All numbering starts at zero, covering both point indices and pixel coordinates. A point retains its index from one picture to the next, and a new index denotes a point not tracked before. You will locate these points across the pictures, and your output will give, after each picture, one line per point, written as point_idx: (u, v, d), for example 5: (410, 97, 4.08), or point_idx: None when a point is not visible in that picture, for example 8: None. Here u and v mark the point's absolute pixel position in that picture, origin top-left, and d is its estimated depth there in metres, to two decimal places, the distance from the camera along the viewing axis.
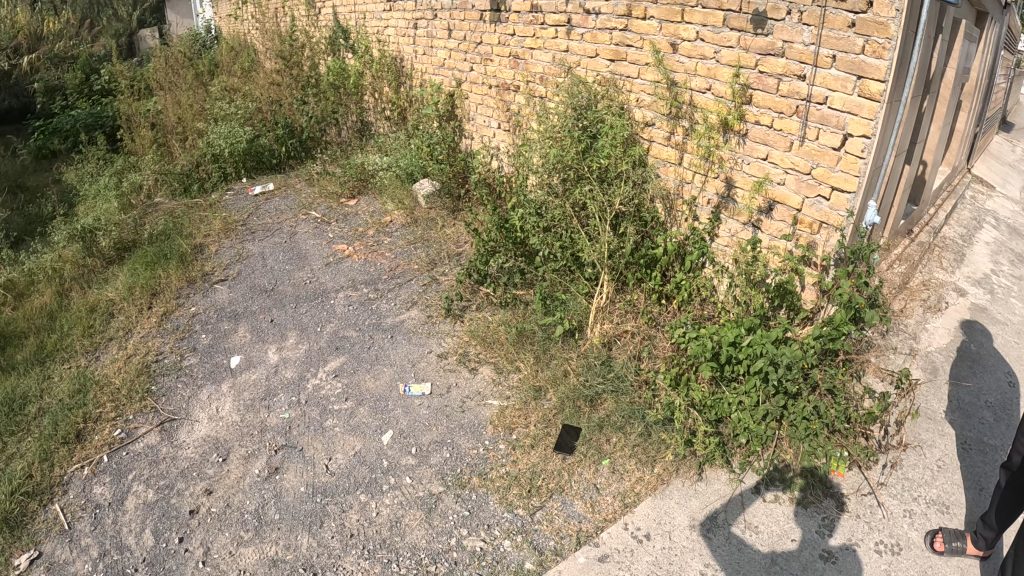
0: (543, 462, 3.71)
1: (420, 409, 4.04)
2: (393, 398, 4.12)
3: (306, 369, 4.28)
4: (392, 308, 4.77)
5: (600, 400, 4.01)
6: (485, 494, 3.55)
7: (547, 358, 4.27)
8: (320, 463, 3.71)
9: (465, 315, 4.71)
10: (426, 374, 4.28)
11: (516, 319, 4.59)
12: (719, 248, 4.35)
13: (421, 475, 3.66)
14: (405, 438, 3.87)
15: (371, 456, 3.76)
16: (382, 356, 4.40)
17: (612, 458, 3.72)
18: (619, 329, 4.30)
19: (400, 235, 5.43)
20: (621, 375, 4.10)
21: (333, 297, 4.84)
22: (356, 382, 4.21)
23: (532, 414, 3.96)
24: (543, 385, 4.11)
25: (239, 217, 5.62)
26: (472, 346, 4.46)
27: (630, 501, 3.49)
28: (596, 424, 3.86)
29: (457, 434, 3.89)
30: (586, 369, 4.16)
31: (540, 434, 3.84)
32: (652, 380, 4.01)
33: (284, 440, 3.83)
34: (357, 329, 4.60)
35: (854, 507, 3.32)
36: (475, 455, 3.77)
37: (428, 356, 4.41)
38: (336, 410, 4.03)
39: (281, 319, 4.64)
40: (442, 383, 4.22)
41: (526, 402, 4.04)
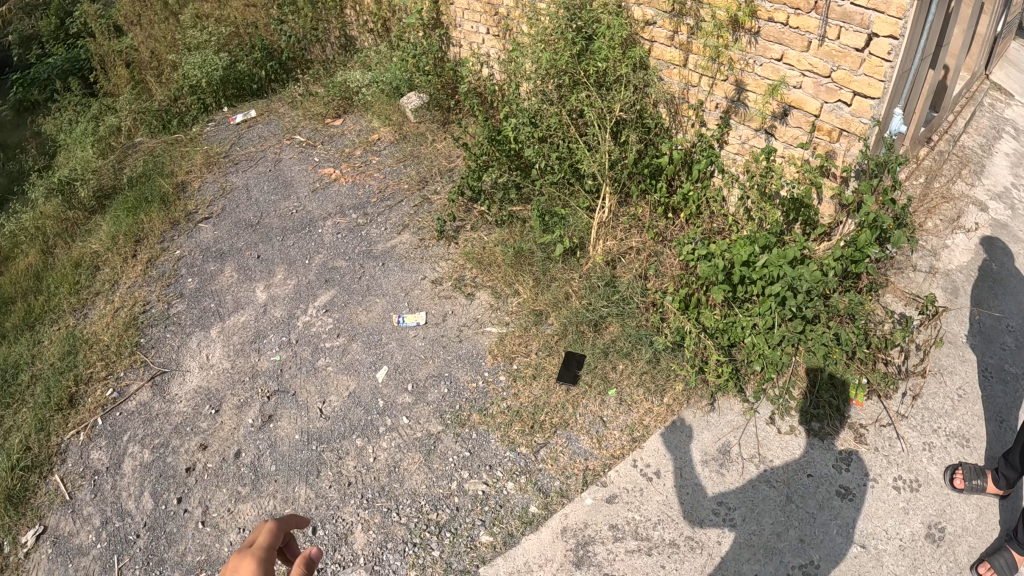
0: (546, 395, 3.52)
1: (415, 341, 3.87)
2: (389, 333, 3.93)
3: (296, 307, 4.09)
4: (383, 234, 4.50)
5: (605, 324, 3.78)
6: (486, 432, 3.41)
7: (548, 281, 4.03)
8: (315, 408, 3.59)
9: (461, 236, 4.44)
10: (421, 303, 4.08)
11: (514, 238, 4.31)
12: (729, 156, 4.01)
13: (420, 413, 3.53)
14: (401, 372, 3.73)
15: (366, 396, 3.63)
16: (374, 286, 4.19)
17: (616, 386, 3.52)
18: (621, 249, 4.04)
19: (389, 152, 5.08)
20: (626, 295, 3.84)
21: (321, 226, 4.57)
22: (348, 318, 4.03)
23: (533, 343, 3.76)
24: (546, 310, 3.89)
25: (222, 147, 5.24)
26: (467, 270, 4.22)
27: (640, 434, 3.34)
28: (601, 351, 3.64)
29: (454, 367, 3.72)
30: (589, 291, 3.90)
31: (542, 362, 3.65)
32: (657, 301, 3.75)
33: (276, 384, 3.71)
34: (347, 259, 4.36)
35: (872, 439, 3.24)
36: (475, 390, 3.60)
37: (422, 283, 4.19)
38: (328, 347, 3.87)
39: (267, 254, 4.42)
40: (437, 313, 4.01)
41: (528, 326, 3.84)
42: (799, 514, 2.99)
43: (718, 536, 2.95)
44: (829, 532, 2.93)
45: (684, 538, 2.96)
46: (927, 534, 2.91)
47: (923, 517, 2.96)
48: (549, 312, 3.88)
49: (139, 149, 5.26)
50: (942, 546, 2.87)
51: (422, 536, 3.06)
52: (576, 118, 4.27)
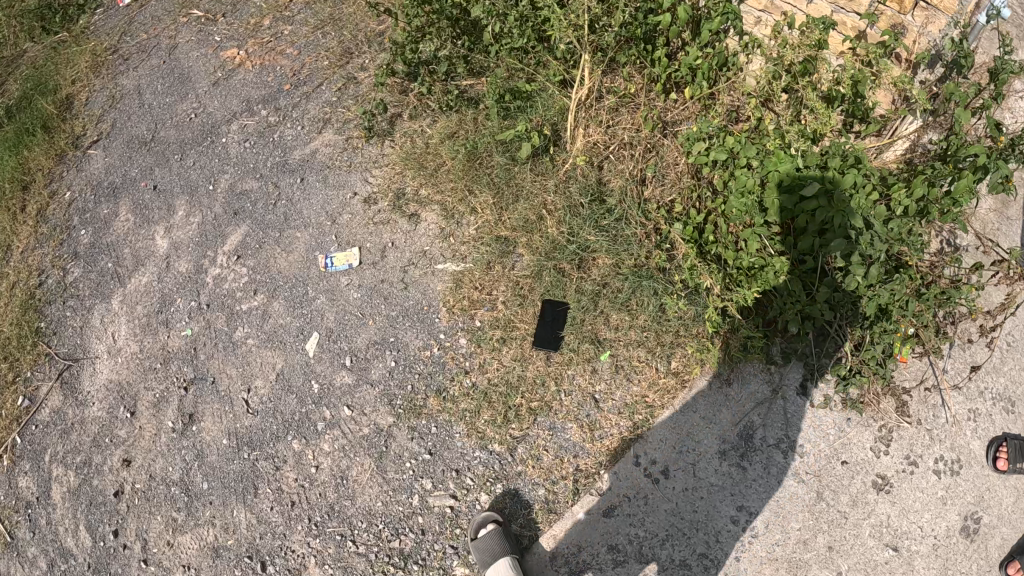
0: (521, 367, 2.75)
1: (350, 292, 3.02)
2: (324, 284, 3.06)
3: (203, 255, 3.20)
4: (299, 137, 3.42)
5: (590, 258, 2.89)
6: (449, 424, 2.72)
7: (518, 201, 3.05)
8: (240, 399, 2.88)
9: (399, 131, 3.38)
10: (352, 236, 3.14)
11: (457, 128, 3.28)
12: (750, 13, 2.84)
13: (364, 398, 2.81)
14: (333, 340, 2.93)
15: (296, 380, 2.88)
16: (294, 218, 3.22)
17: (610, 345, 2.76)
18: (606, 141, 3.05)
19: (299, 16, 3.86)
20: (618, 213, 2.91)
21: (226, 133, 3.49)
22: (262, 267, 3.13)
23: (502, 291, 2.91)
24: (508, 238, 3.00)
25: (109, 40, 4.04)
26: (404, 173, 3.23)
27: (643, 417, 2.68)
28: (587, 300, 2.81)
29: (402, 323, 2.93)
30: (576, 217, 2.94)
31: (512, 318, 2.84)
32: (662, 218, 2.85)
33: (192, 369, 2.96)
34: (258, 177, 3.35)
35: (915, 408, 2.72)
36: (426, 356, 2.84)
37: (353, 205, 3.21)
38: (246, 312, 3.04)
39: (165, 181, 3.42)
40: (374, 250, 3.10)
41: (491, 264, 2.97)
42: (829, 516, 2.57)
43: (736, 551, 2.54)
44: (861, 534, 2.55)
45: (698, 556, 2.54)
46: (963, 528, 2.58)
47: (961, 507, 2.60)
48: (518, 238, 2.99)
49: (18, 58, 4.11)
50: (975, 541, 2.57)
51: (385, 571, 2.58)
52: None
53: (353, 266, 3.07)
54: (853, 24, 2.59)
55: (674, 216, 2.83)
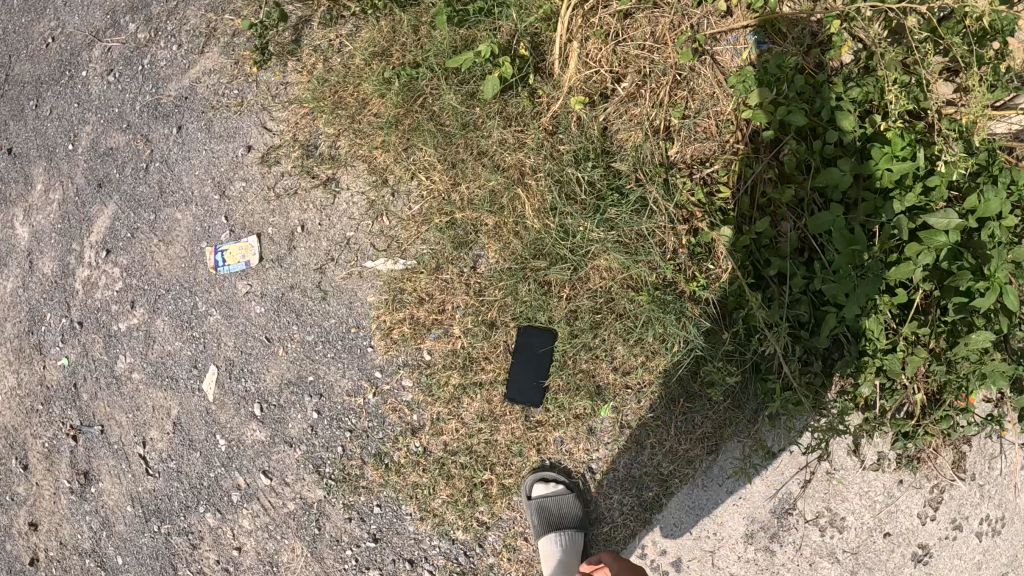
0: (489, 433, 2.02)
1: (251, 304, 2.17)
2: (221, 293, 2.22)
3: (68, 248, 2.38)
4: (175, 61, 2.30)
5: (592, 263, 1.92)
6: (396, 500, 2.08)
7: (482, 170, 1.93)
8: (137, 454, 2.27)
9: (305, 45, 2.10)
10: (247, 214, 2.14)
11: (391, 45, 2.00)
12: None
13: (283, 462, 2.15)
14: (234, 378, 2.19)
15: (197, 433, 2.22)
16: (172, 188, 2.29)
17: (608, 395, 1.98)
18: (614, 65, 1.95)
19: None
20: (634, 194, 1.90)
21: (86, 63, 2.45)
22: (137, 265, 2.31)
23: (453, 310, 1.99)
24: (462, 221, 1.95)
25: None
26: (314, 117, 2.04)
27: (656, 495, 2.01)
28: (578, 330, 1.95)
29: (321, 352, 2.10)
30: (575, 202, 1.91)
31: (478, 353, 1.99)
32: (704, 202, 1.88)
33: (76, 413, 2.33)
34: (124, 127, 2.37)
35: (972, 459, 2.02)
36: (360, 409, 2.09)
37: (248, 166, 2.14)
38: (124, 333, 2.30)
39: (21, 146, 2.50)
40: (278, 240, 2.10)
41: (442, 264, 1.98)
42: None
43: None
44: None
45: None
46: None
47: (994, 573, 2.05)
48: (481, 223, 1.96)
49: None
50: None
51: None
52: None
53: (250, 266, 2.15)
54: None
55: (715, 203, 1.88)
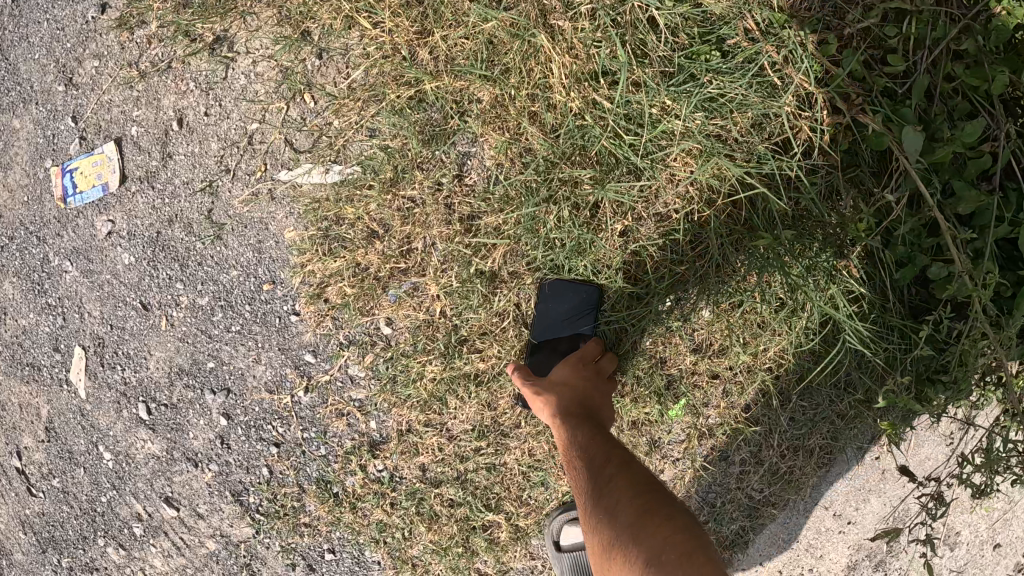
0: (494, 454, 1.25)
1: (118, 252, 1.33)
2: (76, 237, 1.37)
3: None
4: None
5: (668, 169, 1.09)
6: (356, 545, 1.31)
7: (468, 7, 1.09)
8: (13, 468, 1.45)
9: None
10: (103, 107, 1.33)
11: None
12: None
13: (190, 487, 1.36)
14: (107, 366, 1.37)
15: (76, 442, 1.41)
16: (7, 83, 1.38)
17: (682, 391, 1.20)
18: None
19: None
20: (742, 56, 1.04)
21: None
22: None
23: (424, 250, 1.18)
24: (435, 95, 1.13)
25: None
26: None
27: (741, 529, 1.27)
28: (642, 283, 1.14)
29: (221, 326, 1.28)
30: (647, 62, 1.06)
31: (483, 324, 1.19)
32: (865, 79, 1.03)
33: None
34: None
35: None
36: (287, 412, 1.28)
37: (102, 33, 1.31)
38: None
39: None
40: (146, 146, 1.29)
41: (405, 172, 1.16)
42: None
43: None
44: None
45: None
46: None
47: None
48: (476, 97, 1.12)
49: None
50: None
51: None
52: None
53: (108, 191, 1.32)
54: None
55: (877, 81, 1.02)
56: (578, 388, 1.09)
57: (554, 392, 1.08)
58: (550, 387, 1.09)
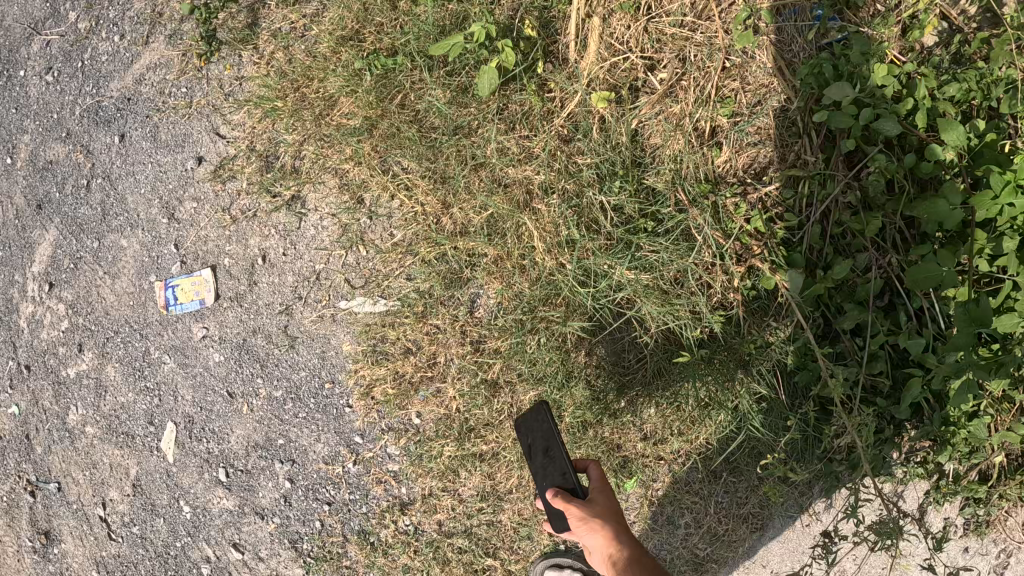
0: (492, 512, 1.62)
1: (209, 353, 1.75)
2: (175, 336, 1.79)
3: (7, 278, 1.98)
4: (118, 55, 1.92)
5: (618, 308, 1.50)
6: None
7: (478, 188, 1.50)
8: (96, 516, 1.86)
9: (263, 32, 1.69)
10: (200, 241, 1.74)
11: (360, 28, 1.56)
12: None
13: (256, 535, 1.74)
14: (194, 439, 1.77)
15: (160, 497, 1.81)
16: (116, 210, 1.89)
17: (635, 469, 1.58)
18: (642, 45, 1.51)
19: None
20: (674, 221, 1.45)
21: (20, 57, 2.05)
22: (82, 301, 1.92)
23: (445, 362, 1.58)
24: (454, 254, 1.54)
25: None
26: (273, 121, 1.63)
27: None
28: (596, 390, 1.53)
29: (291, 412, 1.68)
30: (597, 236, 1.47)
31: (485, 417, 1.57)
32: (766, 233, 1.44)
33: (31, 466, 1.91)
34: (65, 136, 1.96)
35: None
36: (338, 479, 1.67)
37: (198, 183, 1.74)
38: (74, 381, 1.89)
39: None
40: (236, 274, 1.70)
41: (432, 308, 1.57)
42: None
43: None
44: None
45: None
46: None
47: None
48: (483, 255, 1.53)
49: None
50: None
51: None
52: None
53: (204, 305, 1.74)
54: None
55: (777, 234, 1.43)
56: (606, 502, 1.23)
57: (591, 508, 1.21)
58: (586, 505, 1.21)
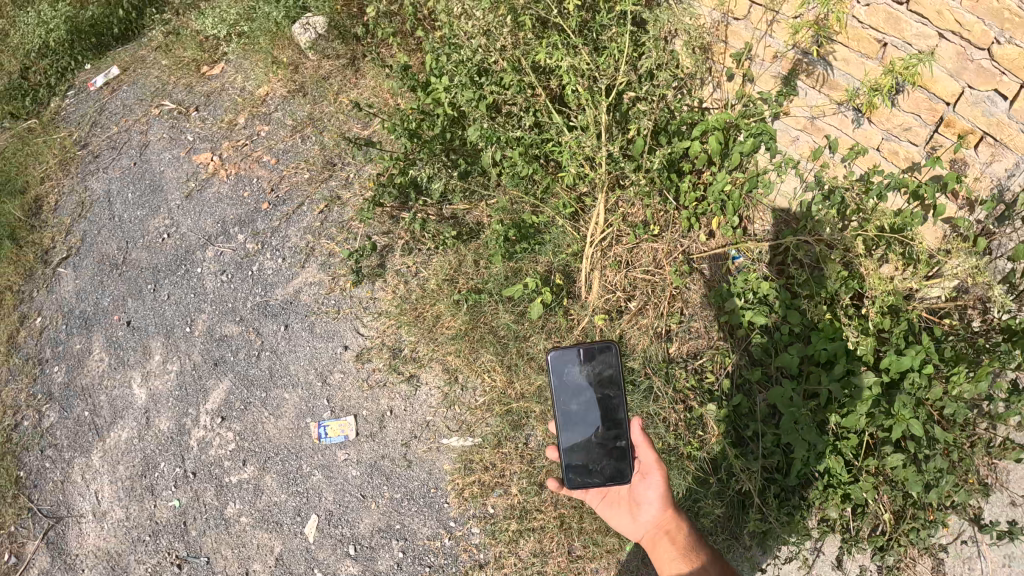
0: (539, 563, 2.37)
1: (348, 469, 2.62)
2: (323, 457, 2.65)
3: (184, 412, 2.80)
4: (281, 271, 2.92)
5: None
6: None
7: (531, 372, 2.53)
8: None
9: (389, 270, 2.78)
10: (345, 399, 2.70)
11: (456, 273, 2.66)
12: (784, 134, 2.75)
13: None
14: (332, 525, 2.55)
15: (298, 568, 2.51)
16: (281, 372, 2.78)
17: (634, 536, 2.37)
18: (625, 287, 2.63)
19: (227, 71, 3.51)
20: (642, 380, 2.49)
21: (201, 261, 3.03)
22: (250, 431, 2.72)
23: (512, 477, 2.48)
24: (522, 411, 2.53)
25: (81, 131, 3.51)
26: (399, 329, 2.68)
27: None
28: None
29: (407, 508, 2.53)
30: None
31: (533, 504, 2.44)
32: (696, 388, 2.48)
33: (184, 546, 2.60)
34: (239, 321, 2.90)
35: (950, 564, 2.26)
36: (436, 549, 2.46)
37: (345, 362, 2.73)
38: (236, 485, 2.66)
39: (139, 318, 3.01)
40: (370, 419, 2.66)
41: (502, 441, 2.53)
42: None
43: None
44: None
45: None
46: None
47: None
48: (530, 409, 2.53)
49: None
50: None
51: None
52: (559, 18, 2.45)
53: (348, 438, 2.65)
54: (908, 153, 2.41)
55: (703, 386, 2.47)
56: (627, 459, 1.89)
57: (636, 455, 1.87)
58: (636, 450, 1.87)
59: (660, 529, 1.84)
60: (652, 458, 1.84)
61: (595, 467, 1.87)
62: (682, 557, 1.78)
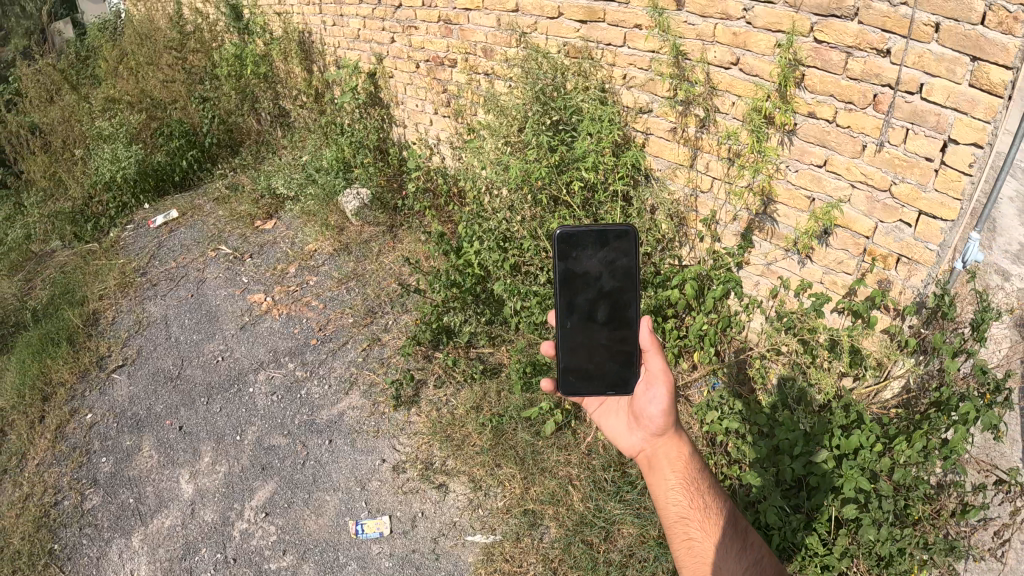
0: None
1: (381, 560, 2.80)
2: (356, 550, 2.86)
3: (229, 506, 3.08)
4: (328, 395, 3.48)
5: (617, 529, 2.75)
6: None
7: (547, 478, 2.95)
8: None
9: (423, 400, 3.38)
10: (381, 503, 3.02)
11: (482, 401, 3.27)
12: (750, 279, 3.28)
13: None
14: None
15: None
16: (323, 478, 3.15)
17: None
18: None
19: (279, 227, 4.70)
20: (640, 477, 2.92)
21: (253, 381, 3.60)
22: (292, 526, 2.97)
23: (530, 566, 2.66)
24: (539, 512, 2.85)
25: (139, 261, 4.56)
26: (431, 444, 3.18)
27: None
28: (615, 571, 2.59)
29: None
30: (600, 490, 2.88)
31: None
32: None
33: None
34: (286, 433, 3.36)
35: None
36: None
37: (383, 472, 3.14)
38: (274, 571, 2.82)
39: (191, 425, 3.45)
40: (404, 519, 2.94)
41: (521, 536, 2.77)
42: None
43: None
44: None
45: None
46: None
47: None
48: (545, 510, 2.84)
49: (29, 211, 5.20)
50: None
51: None
52: (568, 197, 3.15)
53: (383, 534, 2.89)
54: (845, 282, 2.89)
55: None
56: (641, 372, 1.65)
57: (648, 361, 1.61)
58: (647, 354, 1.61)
59: (657, 448, 1.55)
60: (660, 367, 1.57)
61: (598, 371, 1.73)
62: (680, 480, 1.48)
